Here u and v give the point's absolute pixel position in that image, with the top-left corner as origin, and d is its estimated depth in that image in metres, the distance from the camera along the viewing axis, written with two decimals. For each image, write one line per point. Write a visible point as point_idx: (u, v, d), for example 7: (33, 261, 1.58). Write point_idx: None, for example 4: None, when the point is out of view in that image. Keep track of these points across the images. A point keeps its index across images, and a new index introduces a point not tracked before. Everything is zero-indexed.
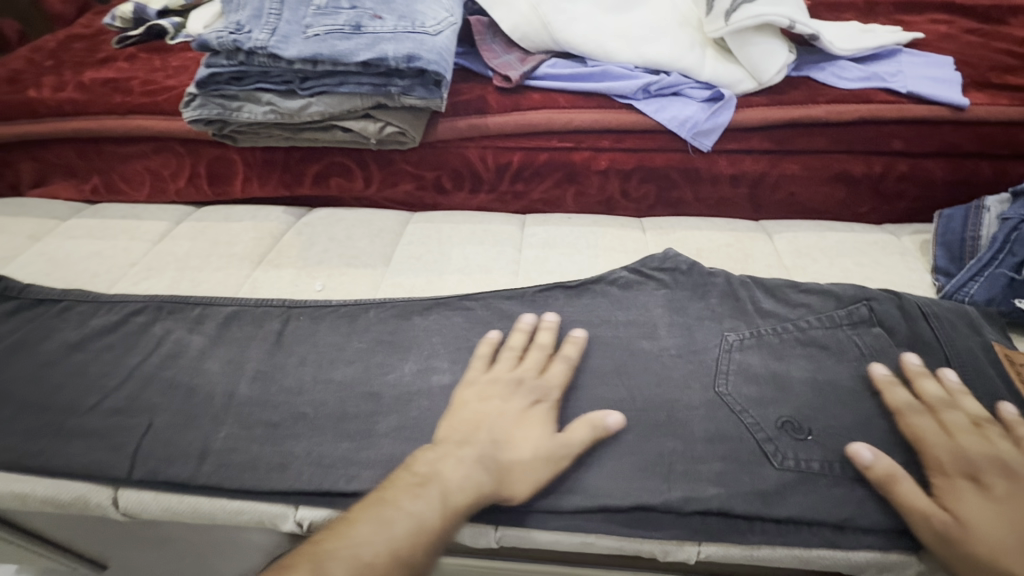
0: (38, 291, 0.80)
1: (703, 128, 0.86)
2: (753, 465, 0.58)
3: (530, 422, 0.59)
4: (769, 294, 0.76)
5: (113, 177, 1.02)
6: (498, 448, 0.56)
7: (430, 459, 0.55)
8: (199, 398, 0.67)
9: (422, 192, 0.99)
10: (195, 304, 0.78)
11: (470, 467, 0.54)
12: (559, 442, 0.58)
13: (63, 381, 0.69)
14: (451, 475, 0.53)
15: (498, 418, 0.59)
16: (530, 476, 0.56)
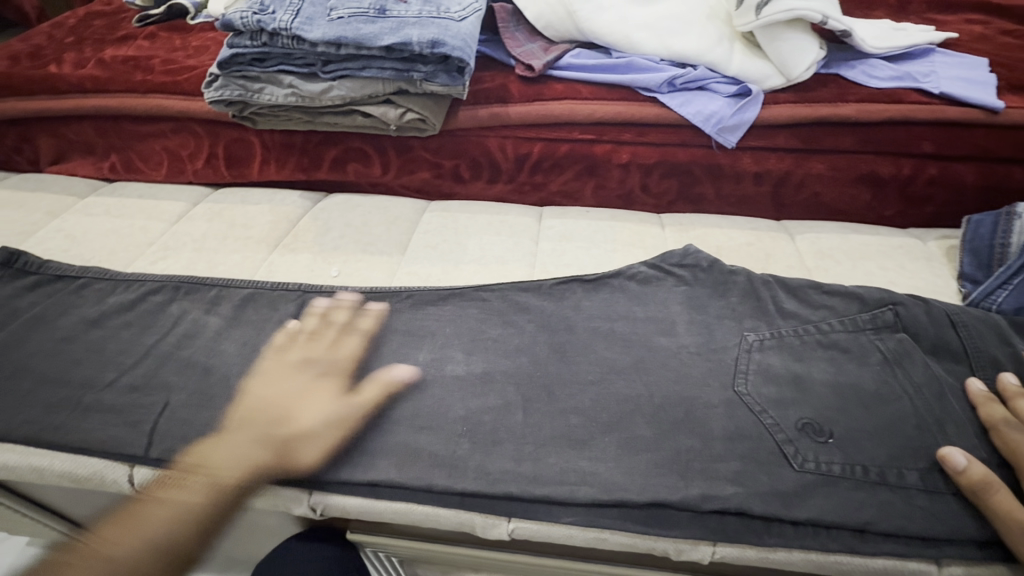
0: (57, 267, 0.80)
1: (728, 124, 0.84)
2: (772, 466, 0.58)
3: (314, 395, 0.62)
4: (790, 295, 0.75)
5: (131, 155, 1.02)
6: (276, 423, 0.60)
7: (204, 449, 0.60)
8: (218, 379, 0.67)
9: (439, 180, 0.98)
10: (211, 285, 0.78)
11: (243, 449, 0.59)
12: (341, 413, 0.62)
13: (81, 357, 0.70)
14: (222, 460, 0.58)
15: (284, 396, 0.62)
16: (316, 445, 0.60)
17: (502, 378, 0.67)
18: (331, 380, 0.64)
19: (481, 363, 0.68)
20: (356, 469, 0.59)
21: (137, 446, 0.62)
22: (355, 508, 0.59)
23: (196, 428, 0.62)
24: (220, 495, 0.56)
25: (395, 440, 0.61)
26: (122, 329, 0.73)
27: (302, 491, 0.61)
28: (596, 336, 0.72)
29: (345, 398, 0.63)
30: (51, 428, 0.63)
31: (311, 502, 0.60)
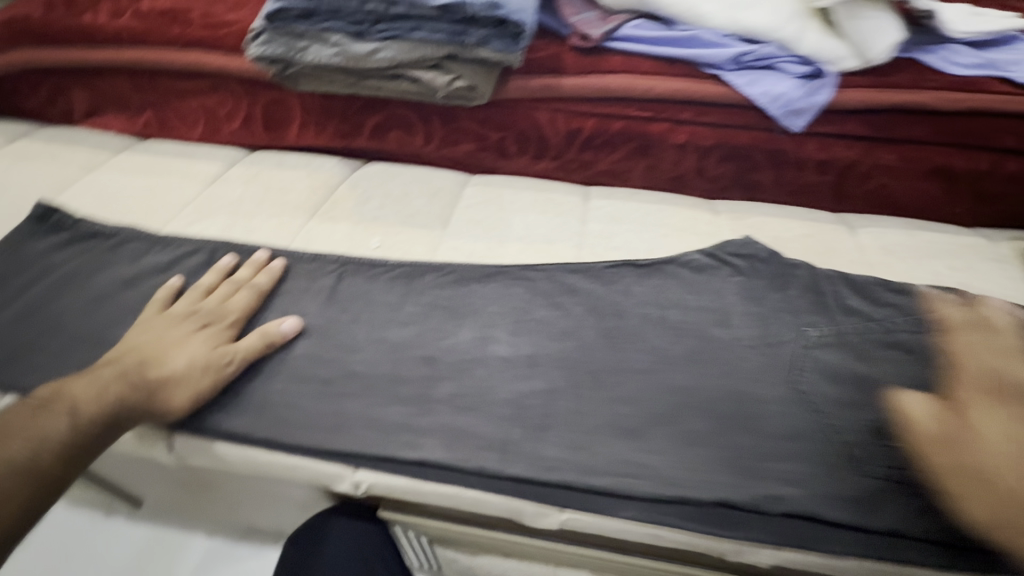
0: (92, 225, 0.78)
1: (796, 107, 0.80)
2: (840, 470, 0.55)
3: (192, 341, 0.61)
4: (857, 292, 0.70)
5: (167, 112, 1.00)
6: (145, 363, 0.58)
7: (58, 383, 0.56)
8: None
9: (482, 153, 0.94)
10: (248, 249, 0.76)
11: (106, 383, 0.56)
12: (216, 356, 0.60)
13: (117, 317, 0.68)
14: (79, 391, 0.55)
15: (153, 342, 0.61)
16: (182, 387, 0.58)
17: (551, 363, 0.63)
18: (213, 329, 0.63)
19: (528, 346, 0.65)
20: (404, 449, 0.57)
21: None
22: (399, 488, 0.57)
23: (44, 383, 0.61)
24: (83, 426, 0.53)
25: (441, 421, 0.59)
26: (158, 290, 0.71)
27: (345, 468, 0.58)
28: (647, 323, 0.68)
29: (219, 346, 0.62)
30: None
31: (356, 480, 0.57)
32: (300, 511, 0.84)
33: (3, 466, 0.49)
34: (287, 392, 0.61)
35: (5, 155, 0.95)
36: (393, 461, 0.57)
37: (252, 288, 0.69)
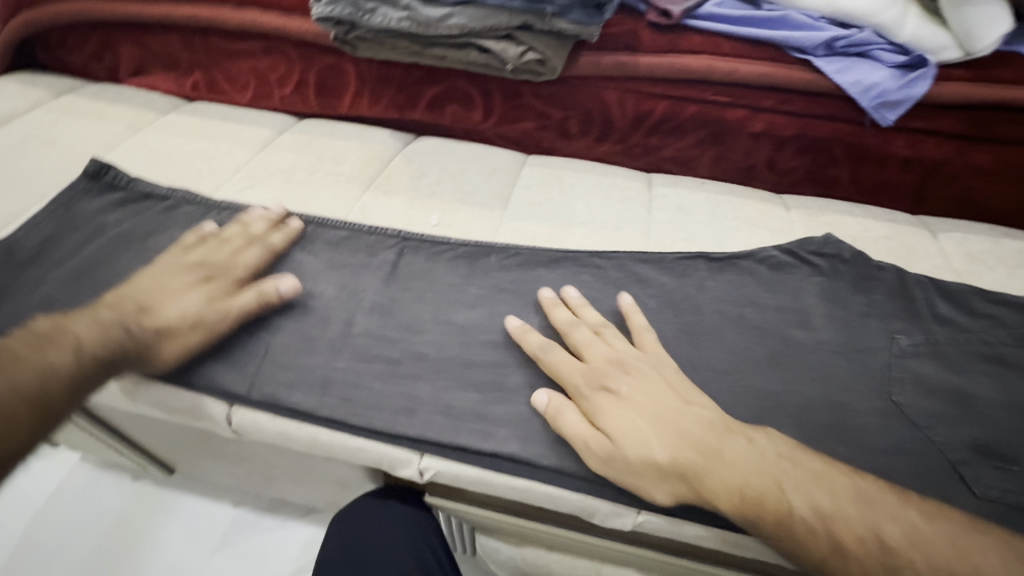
0: (145, 186, 0.76)
1: (891, 99, 0.75)
2: (943, 489, 0.52)
3: (190, 289, 0.59)
4: (948, 300, 0.66)
5: (216, 74, 0.97)
6: (145, 310, 0.56)
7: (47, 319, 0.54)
8: (317, 322, 0.62)
9: (542, 133, 0.90)
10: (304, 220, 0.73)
11: (103, 324, 0.54)
12: (218, 310, 0.58)
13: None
14: (74, 329, 0.53)
15: (152, 285, 0.59)
16: (175, 339, 0.57)
17: None
18: (215, 282, 0.60)
19: None
20: (477, 438, 0.54)
21: (240, 383, 0.58)
22: (469, 478, 0.55)
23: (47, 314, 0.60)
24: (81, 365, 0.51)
25: (513, 410, 0.56)
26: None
27: (411, 454, 0.56)
28: (725, 320, 0.64)
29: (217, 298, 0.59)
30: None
31: (422, 467, 0.55)
32: (342, 492, 0.82)
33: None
34: (352, 371, 0.59)
35: (50, 110, 0.92)
36: (465, 450, 0.54)
37: (263, 246, 0.66)
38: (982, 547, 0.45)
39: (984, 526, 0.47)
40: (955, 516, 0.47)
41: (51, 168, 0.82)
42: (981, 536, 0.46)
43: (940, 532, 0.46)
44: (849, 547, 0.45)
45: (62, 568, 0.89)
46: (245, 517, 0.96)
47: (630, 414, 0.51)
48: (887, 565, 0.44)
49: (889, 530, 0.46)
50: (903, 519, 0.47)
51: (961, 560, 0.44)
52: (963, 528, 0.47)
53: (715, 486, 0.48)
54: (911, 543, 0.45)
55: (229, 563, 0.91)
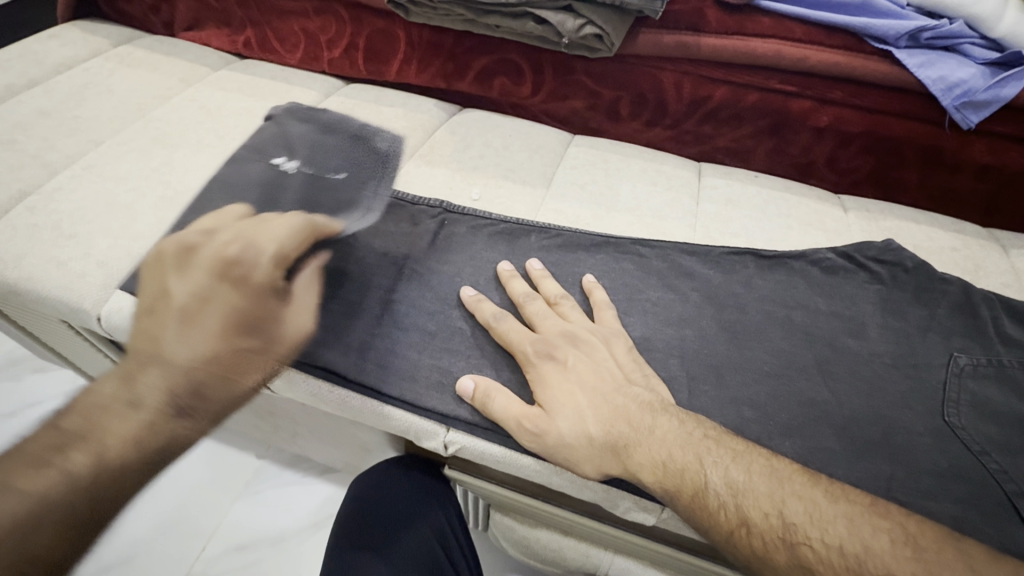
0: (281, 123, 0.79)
1: (976, 99, 0.70)
2: (999, 520, 0.49)
3: (243, 286, 0.52)
4: (1016, 320, 0.62)
5: (267, 32, 0.97)
6: (247, 311, 0.52)
7: (177, 335, 0.48)
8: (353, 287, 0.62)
9: (591, 113, 0.87)
10: (367, 168, 0.73)
11: (201, 337, 0.48)
12: (240, 292, 0.52)
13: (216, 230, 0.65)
14: (178, 352, 0.46)
15: (212, 294, 0.50)
16: (199, 321, 0.49)
17: (664, 349, 0.59)
18: (240, 270, 0.53)
19: (639, 328, 0.60)
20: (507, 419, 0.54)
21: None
22: (493, 457, 0.54)
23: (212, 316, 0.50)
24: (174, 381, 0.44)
25: None
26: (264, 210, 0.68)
27: (438, 427, 0.56)
28: (772, 321, 0.61)
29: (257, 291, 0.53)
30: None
31: (447, 440, 0.55)
32: (365, 456, 0.84)
33: (86, 466, 0.35)
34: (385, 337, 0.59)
35: (108, 59, 0.94)
36: (493, 430, 0.54)
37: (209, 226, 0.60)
38: (878, 530, 0.43)
39: (884, 509, 0.44)
40: (862, 498, 0.45)
41: (108, 115, 0.83)
42: (881, 520, 0.43)
43: (840, 512, 0.44)
44: (753, 522, 0.43)
45: None
46: (268, 468, 0.99)
47: (571, 387, 0.52)
48: (785, 543, 0.42)
49: (793, 508, 0.44)
50: (808, 499, 0.44)
51: (855, 542, 0.42)
52: (866, 511, 0.44)
53: (643, 459, 0.47)
54: (811, 522, 0.43)
55: (251, 510, 0.95)
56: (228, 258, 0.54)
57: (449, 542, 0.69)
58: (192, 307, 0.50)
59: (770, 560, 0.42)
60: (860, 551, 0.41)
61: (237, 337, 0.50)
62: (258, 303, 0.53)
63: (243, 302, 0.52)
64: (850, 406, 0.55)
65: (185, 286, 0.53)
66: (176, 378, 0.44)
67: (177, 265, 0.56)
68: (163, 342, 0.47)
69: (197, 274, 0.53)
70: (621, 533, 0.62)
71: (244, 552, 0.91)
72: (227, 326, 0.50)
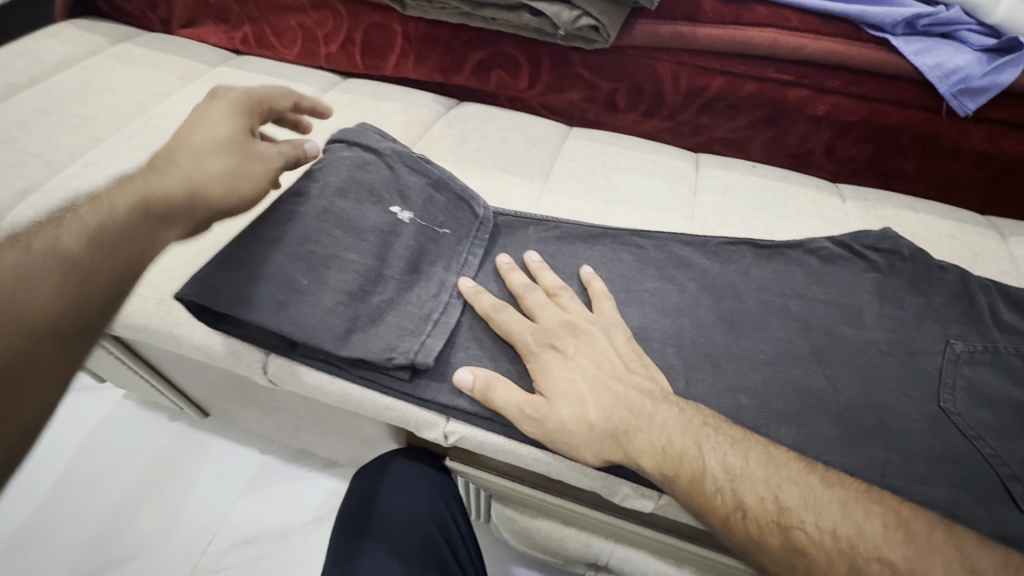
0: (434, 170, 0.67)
1: (974, 86, 0.70)
2: (993, 503, 0.49)
3: (241, 113, 0.55)
4: (1013, 307, 0.62)
5: (264, 28, 0.97)
6: (236, 126, 0.53)
7: (178, 140, 0.51)
8: (389, 308, 0.57)
9: (589, 105, 0.88)
10: (452, 191, 0.67)
11: (205, 145, 0.51)
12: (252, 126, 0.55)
13: (257, 233, 0.57)
14: (175, 160, 0.50)
15: (217, 114, 0.54)
16: (200, 140, 0.51)
17: (662, 338, 0.59)
18: (247, 107, 0.56)
19: (637, 318, 0.61)
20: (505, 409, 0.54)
21: (322, 339, 0.53)
22: (492, 446, 0.55)
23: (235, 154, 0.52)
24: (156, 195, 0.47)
25: None
26: (316, 221, 0.58)
27: (437, 417, 0.57)
28: (768, 310, 0.62)
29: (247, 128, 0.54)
30: (235, 299, 0.53)
31: (447, 430, 0.56)
32: (367, 448, 0.84)
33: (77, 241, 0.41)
34: (427, 344, 0.55)
35: (107, 57, 0.94)
36: (492, 420, 0.54)
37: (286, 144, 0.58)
38: (872, 515, 0.43)
39: (879, 495, 0.44)
40: (857, 485, 0.45)
41: (108, 113, 0.84)
42: (874, 505, 0.43)
43: (835, 498, 0.44)
44: (749, 506, 0.44)
45: (104, 493, 0.95)
46: (272, 464, 1.00)
47: (572, 374, 0.52)
48: (779, 526, 0.43)
49: (789, 493, 0.44)
50: (803, 484, 0.44)
51: (849, 526, 0.42)
52: (860, 497, 0.44)
53: (642, 445, 0.48)
54: (806, 507, 0.43)
55: (255, 504, 0.96)
56: (235, 104, 0.55)
57: (451, 532, 0.70)
58: (176, 147, 0.51)
59: (764, 544, 0.42)
60: (853, 534, 0.42)
61: (227, 162, 0.51)
62: (241, 146, 0.52)
63: (233, 145, 0.52)
64: (847, 393, 0.55)
65: (212, 107, 0.55)
66: (137, 197, 0.46)
67: (204, 104, 0.56)
68: (170, 148, 0.51)
69: (213, 118, 0.54)
70: (621, 522, 0.63)
71: (247, 547, 0.92)
72: (195, 150, 0.51)
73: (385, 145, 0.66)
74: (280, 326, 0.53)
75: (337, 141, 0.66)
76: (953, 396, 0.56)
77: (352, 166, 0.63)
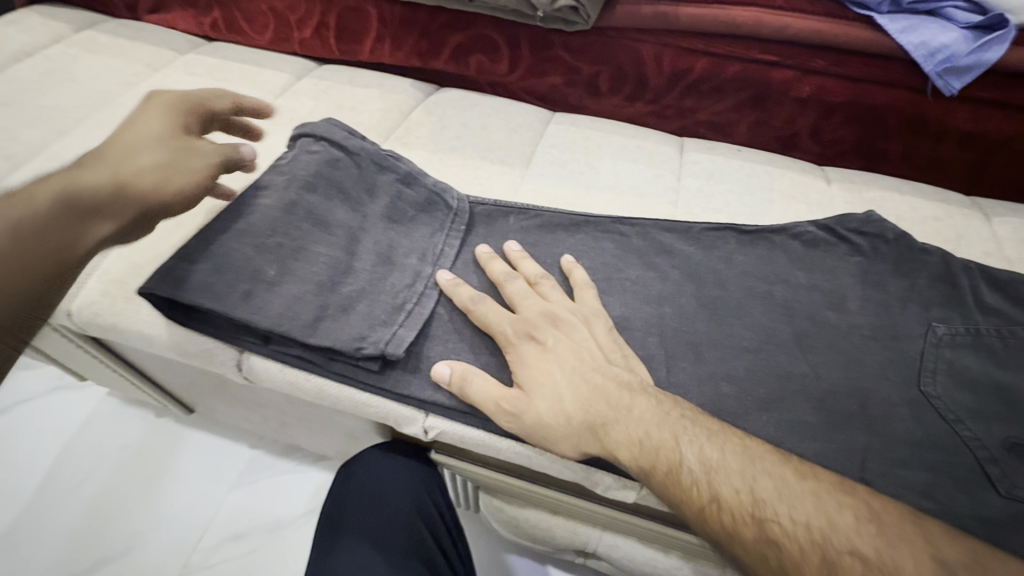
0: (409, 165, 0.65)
1: (958, 65, 0.68)
2: (972, 487, 0.50)
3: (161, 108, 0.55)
4: (994, 288, 0.62)
5: (235, 13, 0.94)
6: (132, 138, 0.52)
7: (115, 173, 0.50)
8: (360, 299, 0.55)
9: (570, 89, 0.86)
10: (426, 190, 0.64)
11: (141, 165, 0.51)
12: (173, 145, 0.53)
13: (219, 226, 0.56)
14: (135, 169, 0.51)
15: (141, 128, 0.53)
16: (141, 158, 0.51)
17: (643, 327, 0.58)
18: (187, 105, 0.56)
19: (619, 307, 0.60)
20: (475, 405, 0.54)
21: (291, 327, 0.52)
22: (472, 440, 0.55)
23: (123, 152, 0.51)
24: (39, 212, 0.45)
25: None
26: (281, 215, 0.57)
27: (416, 412, 0.56)
28: (751, 296, 0.61)
29: (176, 119, 0.55)
30: (200, 286, 0.53)
31: (425, 425, 0.55)
32: (353, 443, 0.83)
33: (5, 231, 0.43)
34: (399, 334, 0.54)
35: (70, 45, 0.91)
36: (469, 412, 0.53)
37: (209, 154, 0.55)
38: (845, 507, 0.42)
39: (851, 487, 0.44)
40: (831, 477, 0.44)
41: (72, 104, 0.81)
42: (845, 497, 0.43)
43: (809, 491, 0.43)
44: (724, 498, 0.43)
45: (94, 490, 0.94)
46: (262, 457, 0.99)
47: (550, 365, 0.51)
48: (753, 518, 0.42)
49: (763, 485, 0.43)
50: (778, 477, 0.44)
51: (821, 518, 0.41)
52: (833, 490, 0.43)
53: (619, 437, 0.47)
54: (779, 498, 0.42)
55: (246, 498, 0.95)
56: (169, 102, 0.56)
57: (435, 524, 0.69)
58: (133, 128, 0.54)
59: (738, 536, 0.42)
60: (825, 526, 0.41)
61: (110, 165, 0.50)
62: (173, 147, 0.53)
63: (164, 141, 0.53)
64: (830, 380, 0.55)
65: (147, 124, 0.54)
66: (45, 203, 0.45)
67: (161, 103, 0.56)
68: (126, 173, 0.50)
69: (154, 123, 0.54)
70: (611, 512, 0.62)
71: (239, 542, 0.92)
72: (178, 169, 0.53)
73: (355, 142, 0.64)
74: (248, 316, 0.52)
75: (305, 135, 0.64)
76: (935, 381, 0.55)
77: (323, 165, 0.61)
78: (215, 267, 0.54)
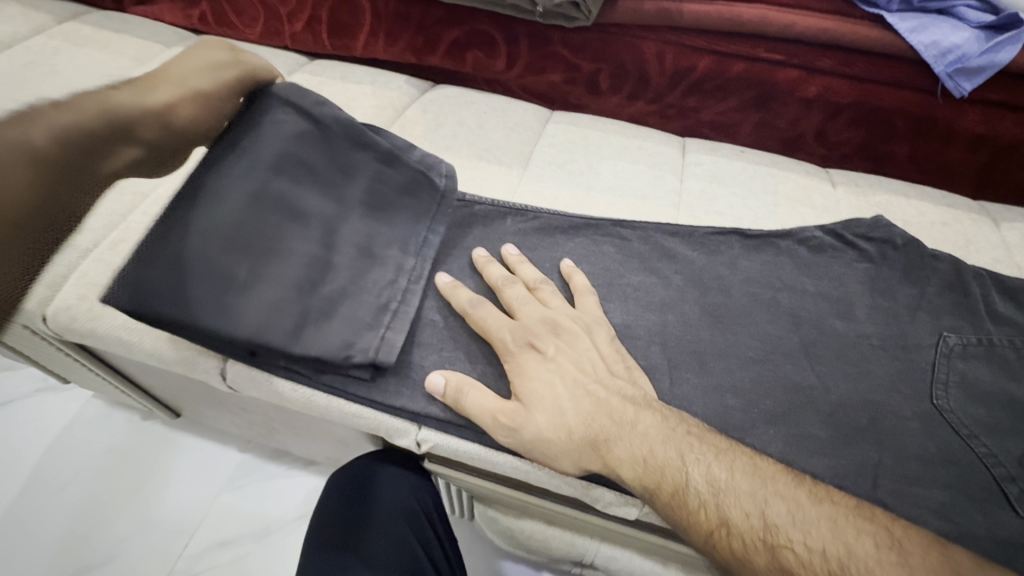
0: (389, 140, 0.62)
1: (970, 66, 0.67)
2: (988, 506, 0.48)
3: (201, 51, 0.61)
4: (1006, 296, 0.60)
5: (224, 5, 0.91)
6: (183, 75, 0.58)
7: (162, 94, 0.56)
8: (342, 300, 0.52)
9: (570, 87, 0.83)
10: (405, 170, 0.61)
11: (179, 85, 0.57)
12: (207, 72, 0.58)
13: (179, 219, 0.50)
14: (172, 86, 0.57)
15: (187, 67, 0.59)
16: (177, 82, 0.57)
17: (646, 336, 0.56)
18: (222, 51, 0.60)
19: (620, 314, 0.57)
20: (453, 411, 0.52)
21: (268, 337, 0.49)
22: (467, 454, 0.53)
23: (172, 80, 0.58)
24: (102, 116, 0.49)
25: None
26: (250, 204, 0.52)
27: (409, 424, 0.54)
28: (757, 304, 0.59)
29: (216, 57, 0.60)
30: (163, 292, 0.48)
31: (418, 439, 0.53)
32: (344, 449, 0.81)
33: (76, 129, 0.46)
34: (387, 337, 0.52)
35: (52, 37, 0.87)
36: (463, 424, 0.51)
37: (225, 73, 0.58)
38: (862, 533, 0.40)
39: (869, 511, 0.42)
40: (846, 499, 0.42)
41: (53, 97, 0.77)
42: (862, 522, 0.41)
43: (824, 515, 0.41)
44: (734, 522, 0.41)
45: (78, 494, 0.91)
46: (251, 461, 0.97)
47: (551, 377, 0.48)
48: (765, 544, 0.40)
49: (775, 509, 0.41)
50: (791, 499, 0.42)
51: (838, 545, 0.39)
52: (848, 513, 0.41)
53: (622, 454, 0.45)
54: (793, 523, 0.40)
55: (236, 504, 0.93)
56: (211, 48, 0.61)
57: (428, 535, 0.66)
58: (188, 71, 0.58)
59: (749, 564, 0.40)
60: (843, 554, 0.39)
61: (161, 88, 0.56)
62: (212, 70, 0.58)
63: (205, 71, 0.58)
64: (840, 393, 0.53)
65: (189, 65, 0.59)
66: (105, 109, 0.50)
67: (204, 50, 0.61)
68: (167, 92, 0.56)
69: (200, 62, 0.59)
70: (610, 526, 0.60)
71: (226, 549, 0.89)
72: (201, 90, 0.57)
73: (325, 110, 0.59)
74: (220, 325, 0.48)
75: (268, 101, 0.58)
76: (947, 394, 0.53)
77: (296, 144, 0.57)
78: (176, 268, 0.48)
